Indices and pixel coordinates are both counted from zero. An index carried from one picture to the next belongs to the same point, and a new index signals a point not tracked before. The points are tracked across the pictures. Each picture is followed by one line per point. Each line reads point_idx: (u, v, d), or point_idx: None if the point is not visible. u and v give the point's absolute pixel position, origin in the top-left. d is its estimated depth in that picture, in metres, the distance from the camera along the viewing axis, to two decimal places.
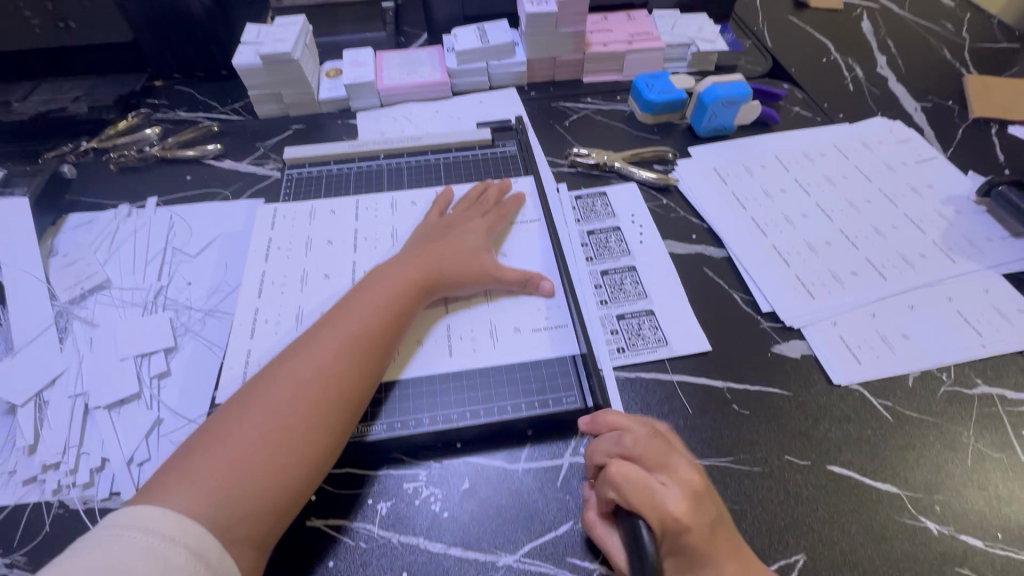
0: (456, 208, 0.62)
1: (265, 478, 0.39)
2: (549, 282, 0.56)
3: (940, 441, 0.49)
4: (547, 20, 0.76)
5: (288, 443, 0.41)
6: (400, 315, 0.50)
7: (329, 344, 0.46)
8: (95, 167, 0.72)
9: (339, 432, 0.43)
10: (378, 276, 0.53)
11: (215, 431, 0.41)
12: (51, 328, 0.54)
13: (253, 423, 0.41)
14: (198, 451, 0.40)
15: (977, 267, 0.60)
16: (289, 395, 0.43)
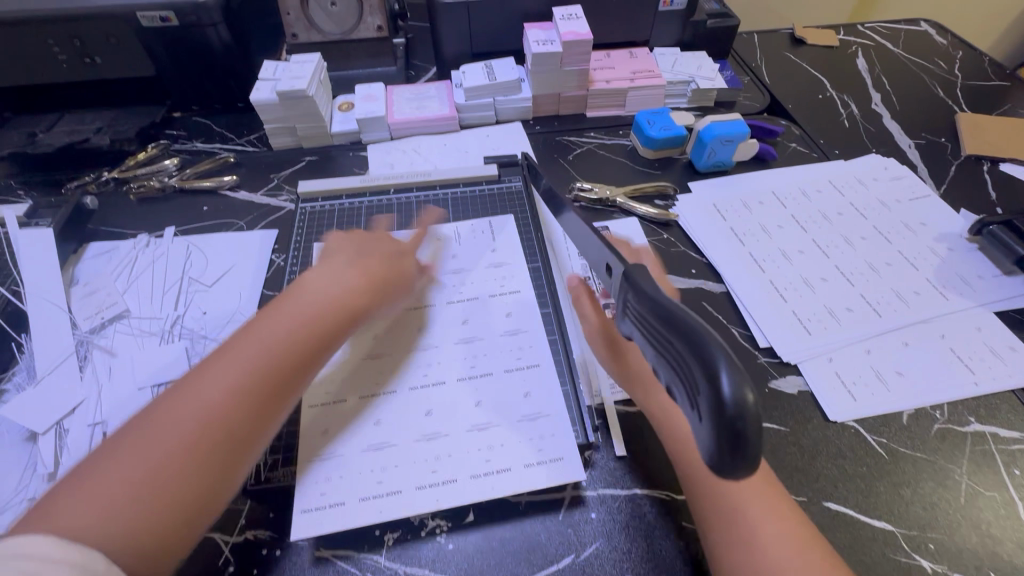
0: (413, 241, 0.63)
1: (165, 497, 0.38)
2: (526, 309, 0.58)
3: (934, 478, 0.50)
4: (552, 59, 0.79)
5: (188, 462, 0.39)
6: (318, 332, 0.49)
7: (242, 360, 0.45)
8: (115, 196, 0.75)
9: (246, 452, 0.43)
10: (299, 288, 0.52)
11: (104, 453, 0.39)
12: (71, 356, 0.56)
13: (150, 445, 0.39)
14: (86, 475, 0.38)
15: (969, 305, 0.61)
16: (195, 413, 0.41)
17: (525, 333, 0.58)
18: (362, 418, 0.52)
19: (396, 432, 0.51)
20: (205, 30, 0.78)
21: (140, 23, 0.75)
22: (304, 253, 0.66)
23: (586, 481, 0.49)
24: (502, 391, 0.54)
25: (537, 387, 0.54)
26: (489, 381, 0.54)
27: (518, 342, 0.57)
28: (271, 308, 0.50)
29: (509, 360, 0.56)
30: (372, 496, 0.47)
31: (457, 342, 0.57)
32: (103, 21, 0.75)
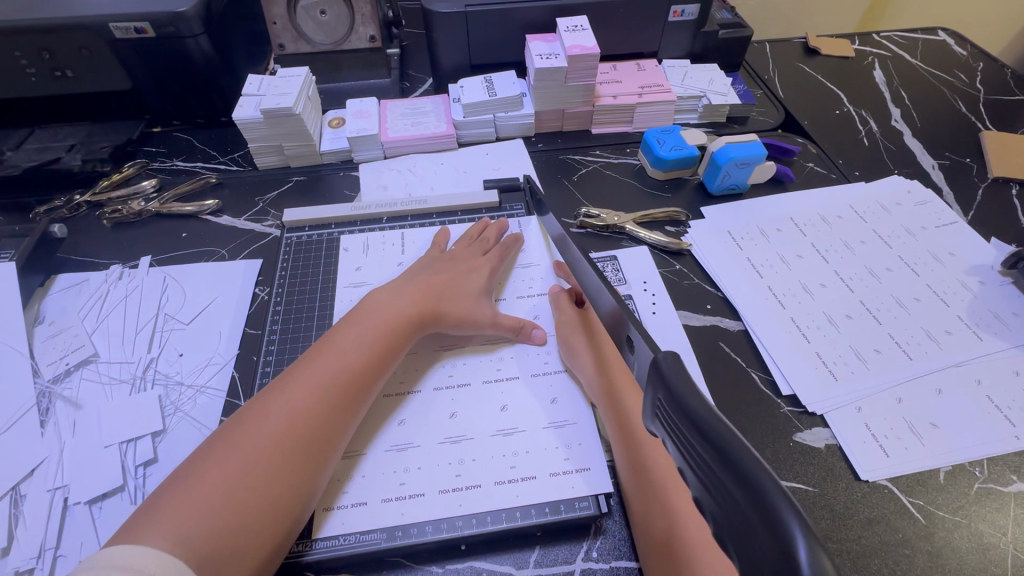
0: (455, 244, 0.62)
1: (243, 511, 0.39)
2: (542, 330, 0.57)
3: (977, 546, 0.46)
4: (556, 75, 0.74)
5: (264, 475, 0.41)
6: (382, 348, 0.50)
7: (310, 376, 0.47)
8: (87, 222, 0.70)
9: (320, 465, 0.44)
10: (366, 306, 0.53)
11: (190, 467, 0.41)
12: (32, 410, 0.51)
13: (232, 457, 0.41)
14: (173, 487, 0.40)
15: (1006, 347, 0.57)
16: (269, 427, 0.43)
17: (527, 362, 0.55)
18: (350, 481, 0.47)
19: (386, 497, 0.46)
20: (185, 42, 0.73)
21: (114, 35, 0.70)
22: (288, 287, 0.61)
23: (597, 552, 0.45)
24: (507, 415, 0.51)
25: (540, 417, 0.51)
26: (489, 416, 0.51)
27: (521, 371, 0.54)
28: (339, 327, 0.52)
29: (509, 389, 0.53)
30: (396, 497, 0.46)
31: (458, 371, 0.54)
32: (74, 32, 0.69)
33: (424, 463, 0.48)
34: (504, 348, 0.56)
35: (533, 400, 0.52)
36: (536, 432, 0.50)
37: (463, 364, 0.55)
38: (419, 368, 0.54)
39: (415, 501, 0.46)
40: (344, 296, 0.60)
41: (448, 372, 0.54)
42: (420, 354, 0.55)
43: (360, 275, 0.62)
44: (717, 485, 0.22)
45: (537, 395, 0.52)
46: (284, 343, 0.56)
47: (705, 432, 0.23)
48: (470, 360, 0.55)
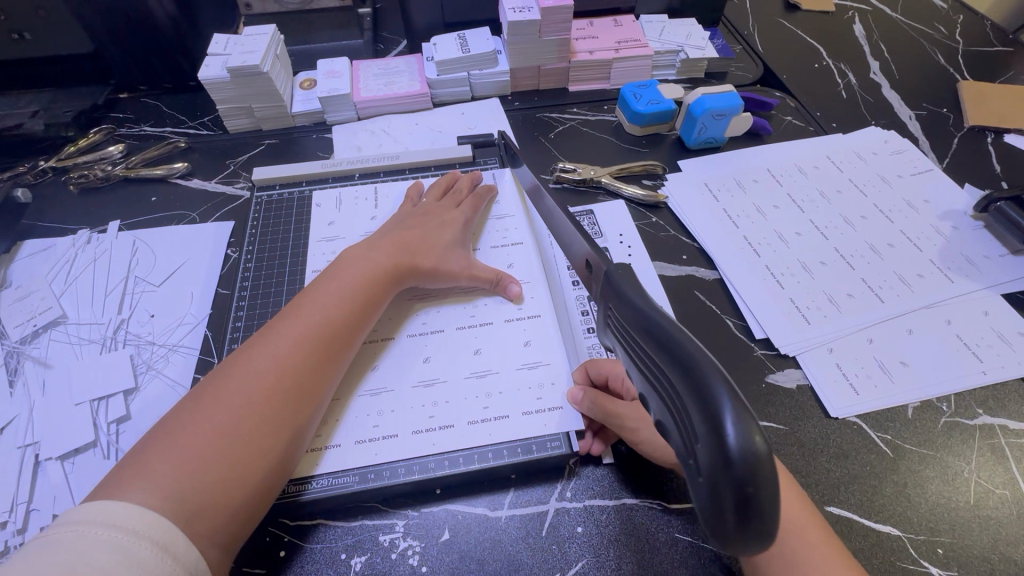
0: (429, 197, 0.62)
1: (233, 465, 0.38)
2: (518, 287, 0.55)
3: (942, 476, 0.47)
4: (530, 28, 0.72)
5: (253, 425, 0.40)
6: (364, 302, 0.49)
7: (291, 330, 0.45)
8: (53, 187, 0.68)
9: (306, 413, 0.43)
10: (343, 261, 0.52)
11: (171, 423, 0.39)
12: (0, 370, 0.50)
13: (215, 410, 0.40)
14: (155, 443, 0.38)
15: (976, 288, 0.58)
16: (253, 379, 0.42)
17: (500, 309, 0.55)
18: (322, 429, 0.47)
19: (361, 444, 0.46)
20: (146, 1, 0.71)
21: None
22: (260, 247, 0.60)
23: (571, 492, 0.45)
24: (481, 360, 0.51)
25: (512, 362, 0.51)
26: (462, 359, 0.51)
27: (494, 317, 0.54)
28: (316, 282, 0.50)
29: (483, 335, 0.53)
30: (368, 438, 0.46)
31: (430, 319, 0.54)
32: None
33: (397, 410, 0.48)
34: (477, 296, 0.56)
35: (505, 345, 0.52)
36: (510, 375, 0.50)
37: (437, 313, 0.54)
38: (391, 319, 0.54)
39: (389, 447, 0.46)
40: (317, 254, 0.59)
41: (422, 323, 0.54)
42: (397, 306, 0.55)
43: (333, 233, 0.61)
44: (665, 378, 0.25)
45: (508, 341, 0.52)
46: (255, 301, 0.56)
47: (654, 333, 0.26)
48: (443, 308, 0.55)
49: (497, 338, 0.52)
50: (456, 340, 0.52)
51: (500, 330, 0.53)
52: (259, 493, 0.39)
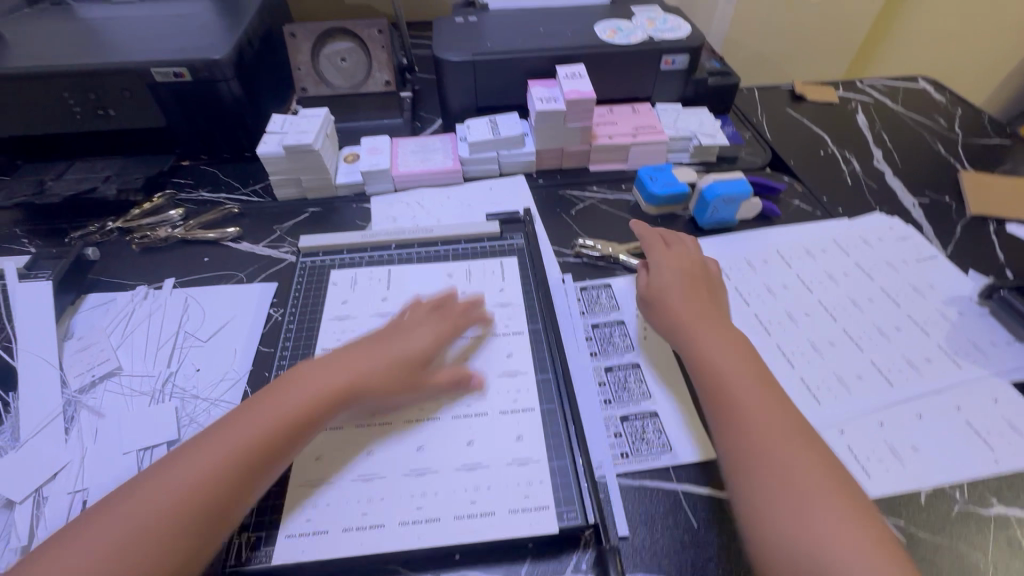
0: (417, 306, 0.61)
1: (147, 558, 0.39)
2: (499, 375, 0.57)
3: (958, 566, 0.47)
4: (555, 116, 0.80)
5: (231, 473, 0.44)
6: (331, 400, 0.50)
7: (259, 417, 0.47)
8: (118, 245, 0.75)
9: (234, 510, 0.43)
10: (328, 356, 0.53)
11: (112, 499, 0.42)
12: (58, 418, 0.54)
13: (155, 491, 0.42)
14: (95, 516, 0.41)
15: (984, 374, 0.59)
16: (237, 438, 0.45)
17: (522, 375, 0.57)
18: (350, 490, 0.49)
19: (388, 506, 0.48)
20: (217, 85, 0.80)
21: (153, 77, 0.78)
22: (301, 308, 0.65)
23: (586, 564, 0.46)
24: (503, 427, 0.53)
25: (533, 431, 0.53)
26: (485, 425, 0.53)
27: (516, 385, 0.56)
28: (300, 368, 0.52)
29: (505, 403, 0.55)
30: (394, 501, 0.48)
31: (458, 384, 0.57)
32: (119, 76, 0.77)
33: (422, 474, 0.50)
34: (503, 362, 0.58)
35: (527, 414, 0.54)
36: (531, 444, 0.52)
37: (463, 379, 0.57)
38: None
39: (413, 509, 0.48)
40: (328, 332, 0.62)
41: (449, 387, 0.57)
42: None
43: (345, 311, 0.65)
44: None
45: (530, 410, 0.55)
46: (294, 361, 0.60)
47: None
48: (469, 374, 0.58)
49: (517, 406, 0.55)
50: (480, 406, 0.55)
51: (522, 398, 0.55)
52: None
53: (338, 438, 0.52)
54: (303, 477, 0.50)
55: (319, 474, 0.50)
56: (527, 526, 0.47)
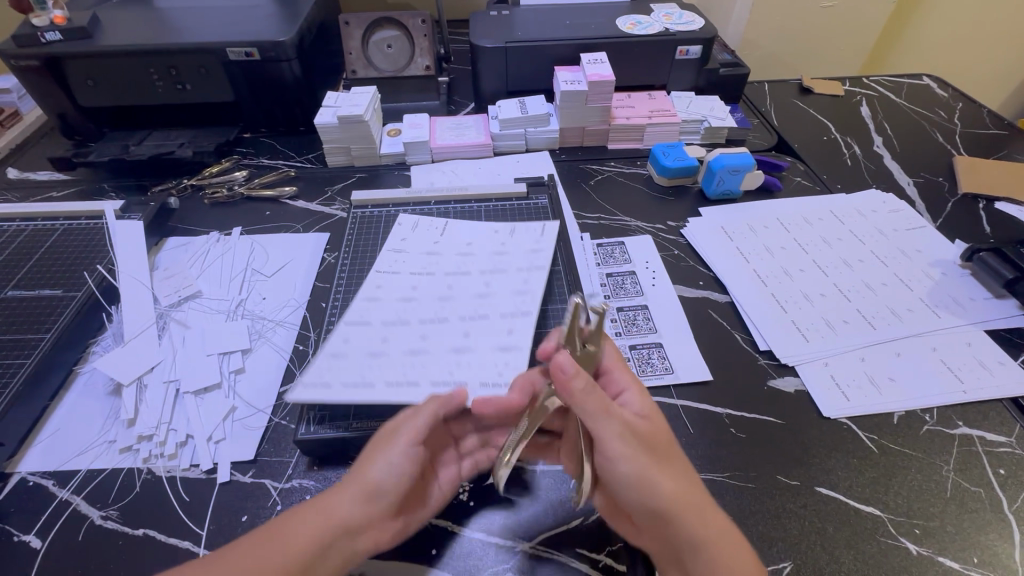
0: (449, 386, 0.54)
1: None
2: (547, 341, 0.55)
3: (922, 471, 0.54)
4: (578, 97, 0.89)
5: (344, 537, 0.43)
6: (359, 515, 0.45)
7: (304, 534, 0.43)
8: (193, 199, 0.86)
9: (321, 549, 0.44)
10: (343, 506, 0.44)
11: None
12: (152, 326, 0.64)
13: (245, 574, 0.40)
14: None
15: (960, 323, 0.66)
16: (312, 521, 0.43)
17: (529, 292, 0.64)
18: (359, 367, 0.56)
19: (384, 373, 0.55)
20: (281, 65, 0.90)
21: (227, 57, 0.87)
22: (354, 246, 0.74)
23: None
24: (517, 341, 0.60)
25: (525, 331, 0.60)
26: (484, 325, 0.61)
27: (522, 299, 0.63)
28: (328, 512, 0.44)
29: (509, 311, 0.62)
30: None
31: (474, 298, 0.64)
32: (195, 55, 0.87)
33: (419, 355, 0.57)
34: (516, 283, 0.66)
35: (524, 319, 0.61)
36: (518, 340, 0.59)
37: (482, 294, 0.64)
38: (441, 298, 0.64)
39: (402, 380, 0.55)
40: (386, 263, 0.69)
41: (469, 301, 0.64)
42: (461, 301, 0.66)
43: (402, 246, 0.72)
44: None
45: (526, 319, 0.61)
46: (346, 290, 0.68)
47: None
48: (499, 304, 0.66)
49: (516, 314, 0.62)
50: (488, 309, 0.62)
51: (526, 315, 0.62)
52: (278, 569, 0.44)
53: (361, 333, 0.59)
54: (325, 354, 0.57)
55: (337, 356, 0.57)
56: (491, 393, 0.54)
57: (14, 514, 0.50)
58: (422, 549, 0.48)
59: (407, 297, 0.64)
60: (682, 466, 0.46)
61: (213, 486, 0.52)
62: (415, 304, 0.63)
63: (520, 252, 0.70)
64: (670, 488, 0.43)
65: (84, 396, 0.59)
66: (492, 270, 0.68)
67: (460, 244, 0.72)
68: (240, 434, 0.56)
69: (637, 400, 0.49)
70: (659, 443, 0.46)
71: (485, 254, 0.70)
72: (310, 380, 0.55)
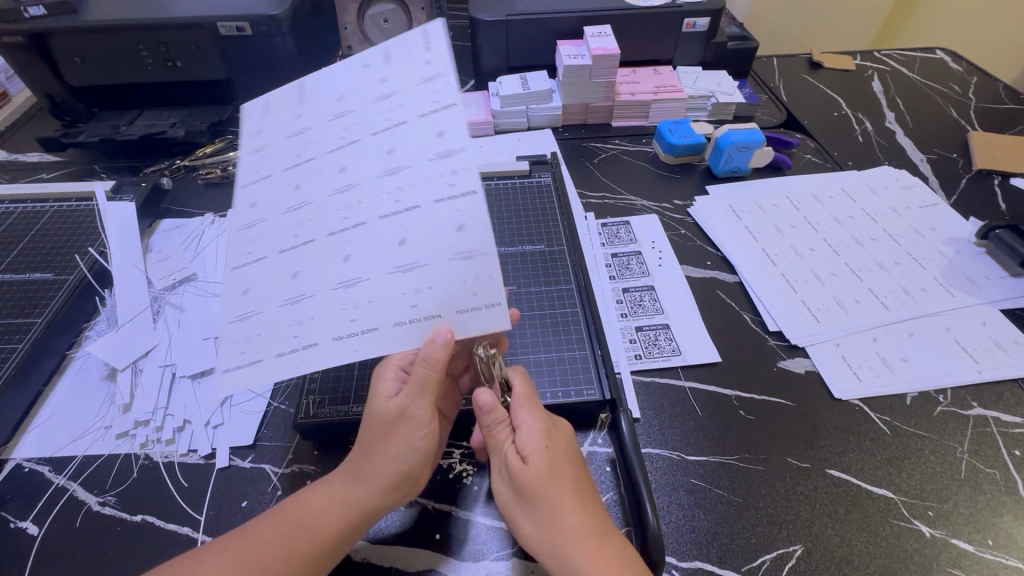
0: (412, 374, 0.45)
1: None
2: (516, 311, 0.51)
3: (936, 453, 0.52)
4: (582, 72, 0.86)
5: (367, 519, 0.43)
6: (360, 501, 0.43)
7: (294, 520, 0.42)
8: (187, 181, 0.84)
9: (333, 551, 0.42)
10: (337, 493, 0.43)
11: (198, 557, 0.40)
12: (147, 309, 0.63)
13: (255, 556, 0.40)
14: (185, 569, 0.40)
15: (974, 302, 0.64)
16: (330, 505, 0.43)
17: (460, 153, 0.42)
18: (280, 315, 0.42)
19: (320, 324, 0.41)
20: (273, 40, 0.87)
21: (218, 32, 0.84)
22: None
23: (602, 439, 0.53)
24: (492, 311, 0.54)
25: (478, 218, 0.41)
26: (419, 218, 0.41)
27: (451, 165, 0.42)
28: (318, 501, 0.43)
29: (438, 188, 0.41)
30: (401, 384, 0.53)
31: (382, 181, 0.42)
32: (184, 30, 0.83)
33: (354, 285, 0.41)
34: (431, 144, 0.42)
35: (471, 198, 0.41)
36: (475, 237, 0.41)
37: (388, 173, 0.42)
38: (337, 190, 0.43)
39: (348, 323, 0.41)
40: (246, 165, 0.47)
41: (374, 185, 0.42)
42: None
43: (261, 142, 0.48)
44: None
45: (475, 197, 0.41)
46: None
47: None
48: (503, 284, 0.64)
49: (454, 192, 0.41)
50: (411, 198, 0.42)
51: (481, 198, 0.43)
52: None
53: (263, 268, 0.44)
54: (233, 312, 0.43)
55: (250, 305, 0.43)
56: (475, 326, 0.42)
57: (9, 501, 0.49)
58: (426, 534, 0.47)
59: (293, 204, 0.45)
60: (565, 520, 0.41)
61: (211, 471, 0.51)
62: (309, 207, 0.44)
63: (416, 87, 0.44)
64: (532, 539, 0.42)
65: (79, 380, 0.58)
66: (384, 128, 0.43)
67: (327, 105, 0.46)
68: (238, 418, 0.55)
69: (528, 440, 0.43)
70: (536, 496, 0.41)
71: (367, 103, 0.45)
72: (231, 349, 0.42)
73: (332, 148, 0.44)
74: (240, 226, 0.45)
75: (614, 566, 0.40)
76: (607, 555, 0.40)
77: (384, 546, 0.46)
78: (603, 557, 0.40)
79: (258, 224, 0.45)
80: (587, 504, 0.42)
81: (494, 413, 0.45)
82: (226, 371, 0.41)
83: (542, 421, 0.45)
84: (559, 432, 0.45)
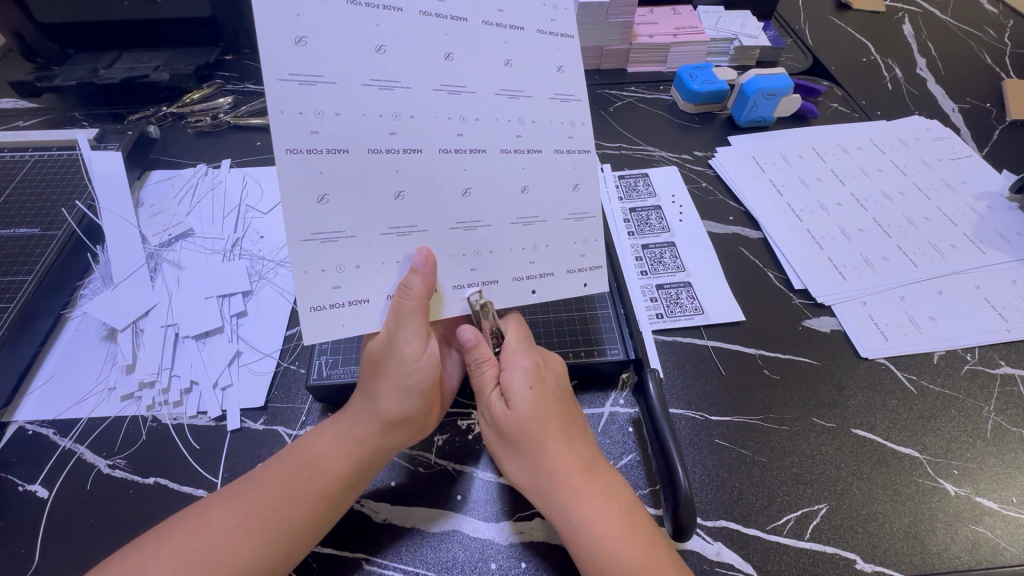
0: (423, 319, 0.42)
1: (282, 529, 0.39)
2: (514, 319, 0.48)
3: (963, 412, 0.52)
4: (597, 11, 0.78)
5: (377, 455, 0.44)
6: (363, 452, 0.43)
7: (297, 467, 0.42)
8: (175, 130, 0.78)
9: (335, 501, 0.42)
10: (338, 443, 0.43)
11: (203, 505, 0.40)
12: (144, 266, 0.59)
13: (254, 501, 0.40)
14: (183, 519, 0.39)
15: (1007, 259, 0.62)
16: (337, 450, 0.43)
17: (575, 102, 0.43)
18: (382, 245, 0.39)
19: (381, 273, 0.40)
20: None
21: None
22: None
23: (623, 400, 0.52)
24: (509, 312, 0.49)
25: (592, 176, 0.45)
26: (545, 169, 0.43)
27: (568, 115, 0.43)
28: (322, 449, 0.43)
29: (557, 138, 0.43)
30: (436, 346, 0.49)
31: (499, 100, 0.41)
32: None
33: (473, 229, 0.42)
34: (500, 75, 0.41)
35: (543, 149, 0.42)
36: (536, 197, 0.43)
37: (509, 95, 0.41)
38: (449, 92, 0.39)
39: (468, 272, 0.42)
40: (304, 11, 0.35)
41: (490, 106, 0.40)
42: None
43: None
44: None
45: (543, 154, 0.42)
46: None
47: None
48: None
49: (572, 146, 0.43)
50: (534, 139, 0.42)
51: (526, 164, 0.42)
52: (301, 534, 0.40)
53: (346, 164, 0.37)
54: (310, 228, 0.37)
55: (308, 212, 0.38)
56: (583, 283, 0.46)
57: (15, 464, 0.48)
58: (447, 495, 0.46)
59: (381, 79, 0.37)
60: (550, 459, 0.41)
61: (223, 433, 0.50)
62: (406, 95, 0.38)
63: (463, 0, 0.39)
64: (519, 477, 0.43)
65: (77, 340, 0.55)
66: (497, 32, 0.40)
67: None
68: (248, 379, 0.53)
69: (515, 382, 0.43)
70: (520, 439, 0.42)
71: None
72: (319, 277, 0.38)
73: (433, 14, 0.38)
74: (288, 78, 0.35)
75: (599, 499, 0.41)
76: (594, 489, 0.41)
77: (404, 508, 0.46)
78: (588, 491, 0.41)
79: (321, 90, 0.36)
80: (574, 442, 0.43)
81: (478, 355, 0.44)
82: (317, 309, 0.38)
83: (530, 361, 0.44)
84: (547, 374, 0.45)
